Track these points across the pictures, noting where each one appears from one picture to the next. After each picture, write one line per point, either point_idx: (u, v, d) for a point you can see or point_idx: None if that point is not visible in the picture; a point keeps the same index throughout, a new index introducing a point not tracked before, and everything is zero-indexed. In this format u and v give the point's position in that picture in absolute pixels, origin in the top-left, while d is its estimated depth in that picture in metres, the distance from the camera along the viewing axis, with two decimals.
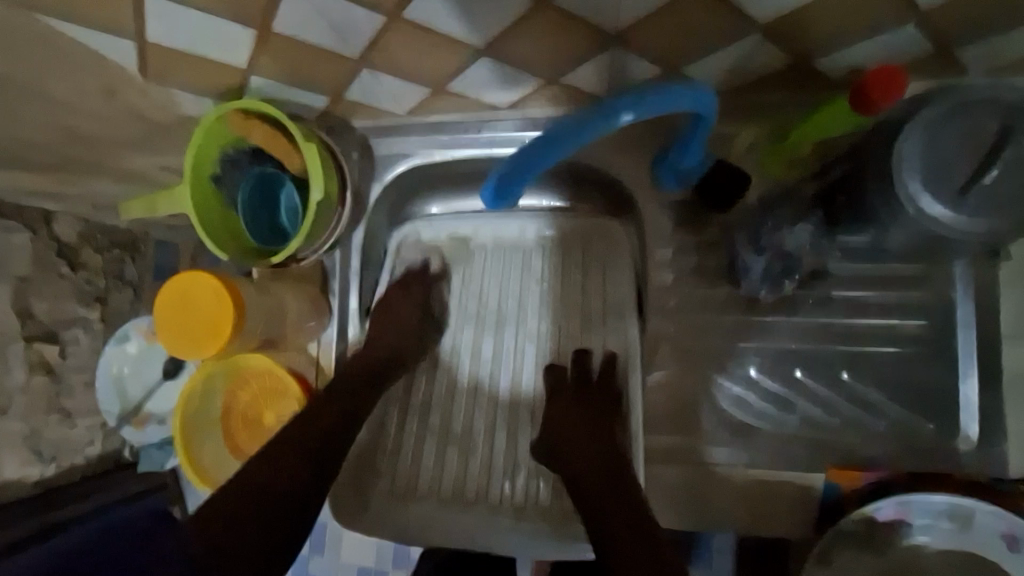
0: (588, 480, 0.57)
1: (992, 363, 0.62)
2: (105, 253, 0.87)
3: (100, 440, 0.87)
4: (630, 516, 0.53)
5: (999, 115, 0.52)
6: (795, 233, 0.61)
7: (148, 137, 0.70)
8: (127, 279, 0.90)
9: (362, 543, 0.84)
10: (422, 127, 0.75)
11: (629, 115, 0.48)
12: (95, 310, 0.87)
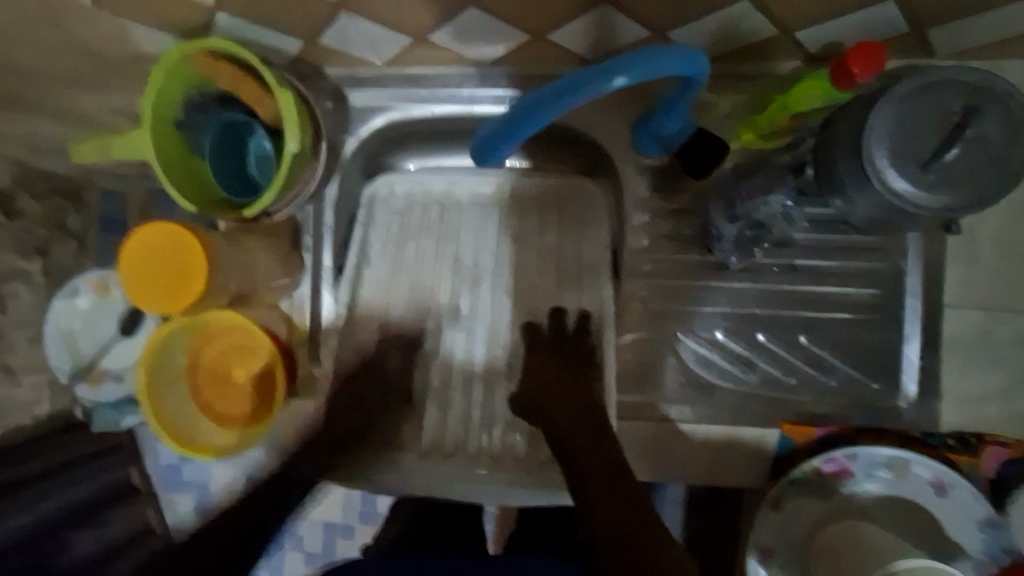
0: (567, 428, 0.60)
1: (932, 328, 0.67)
2: (45, 201, 0.82)
3: (48, 399, 0.85)
4: (608, 464, 0.56)
5: (962, 96, 0.55)
6: (768, 203, 0.63)
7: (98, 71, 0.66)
8: (70, 230, 0.86)
9: (329, 500, 0.90)
10: (399, 79, 0.72)
11: (623, 77, 0.48)
12: (36, 262, 0.83)
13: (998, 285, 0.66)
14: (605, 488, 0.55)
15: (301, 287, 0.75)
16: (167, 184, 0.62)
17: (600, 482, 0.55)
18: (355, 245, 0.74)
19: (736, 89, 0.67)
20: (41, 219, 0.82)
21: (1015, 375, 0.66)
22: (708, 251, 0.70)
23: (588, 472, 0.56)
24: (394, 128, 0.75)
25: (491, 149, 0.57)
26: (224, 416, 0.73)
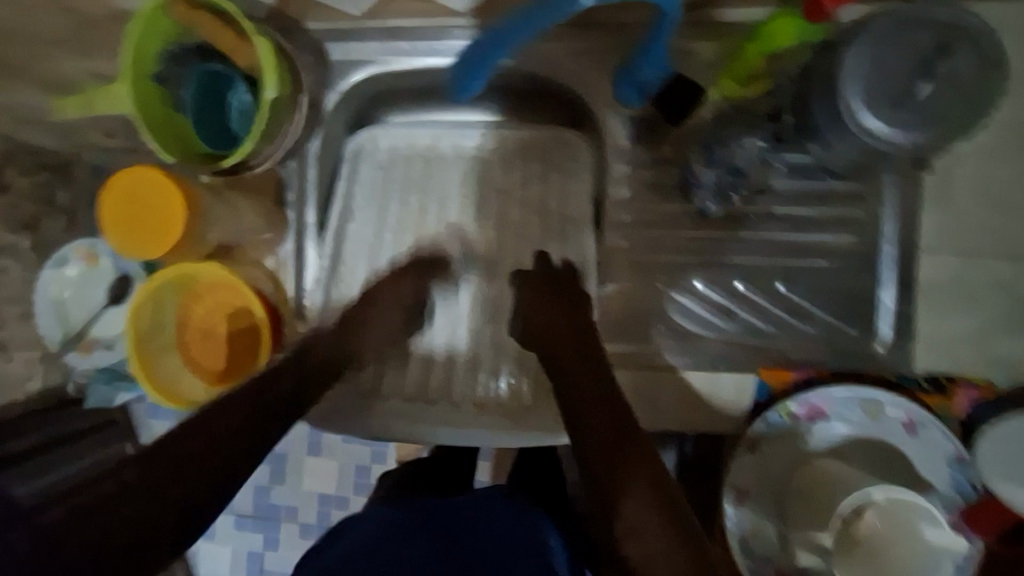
0: (555, 347, 0.60)
1: (907, 273, 0.68)
2: (32, 175, 0.82)
3: (40, 374, 0.86)
4: (601, 385, 0.55)
5: (933, 33, 0.55)
6: (745, 148, 0.64)
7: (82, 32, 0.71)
8: (58, 205, 0.86)
9: (324, 472, 0.92)
10: (380, 33, 0.73)
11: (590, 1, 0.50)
12: (25, 237, 0.84)
13: (974, 230, 0.67)
14: (591, 402, 0.53)
15: (286, 243, 0.76)
16: (143, 130, 0.63)
17: (581, 394, 0.54)
18: (339, 201, 0.76)
19: (717, 36, 0.67)
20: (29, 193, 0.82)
21: (989, 317, 0.67)
22: (688, 200, 0.71)
23: (573, 386, 0.55)
24: (377, 85, 0.76)
25: (467, 75, 0.60)
26: (211, 372, 0.74)
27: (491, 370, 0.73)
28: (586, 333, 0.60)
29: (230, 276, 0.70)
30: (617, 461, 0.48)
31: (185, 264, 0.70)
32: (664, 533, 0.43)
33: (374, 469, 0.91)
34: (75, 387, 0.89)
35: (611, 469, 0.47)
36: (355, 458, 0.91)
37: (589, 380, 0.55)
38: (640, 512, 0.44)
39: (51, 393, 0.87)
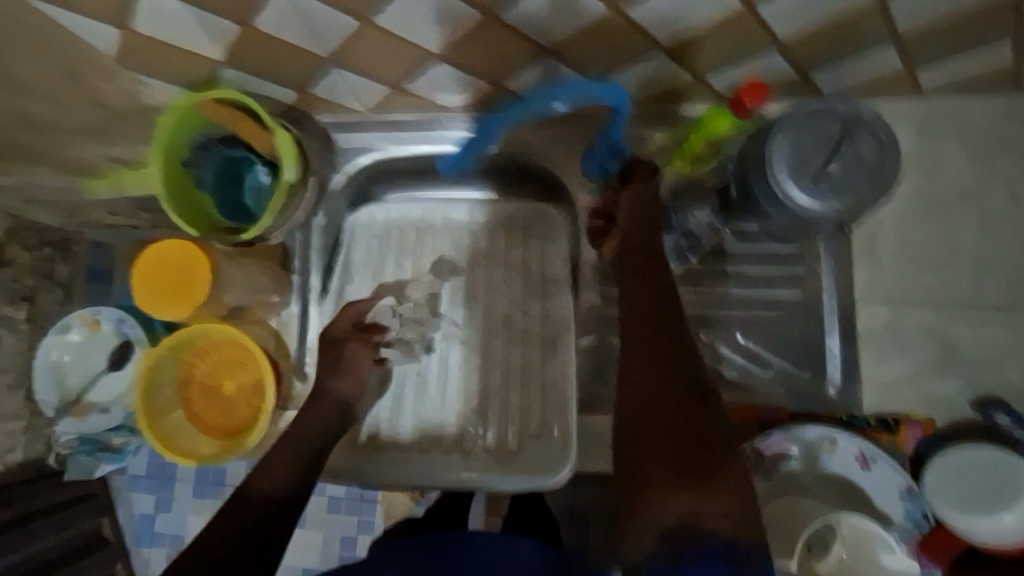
0: (640, 302, 0.61)
1: (847, 322, 0.77)
2: (34, 251, 0.96)
3: (20, 447, 0.94)
4: (653, 297, 0.61)
5: (839, 123, 0.67)
6: (696, 216, 0.77)
7: (106, 122, 0.80)
8: (57, 278, 1.00)
9: (308, 543, 0.94)
10: (380, 124, 0.84)
11: (558, 103, 0.68)
12: (22, 309, 0.95)
13: (903, 282, 0.77)
14: (666, 360, 0.55)
15: (290, 306, 0.83)
16: (170, 209, 0.71)
17: (647, 356, 0.56)
18: (342, 266, 0.86)
19: (670, 124, 0.79)
20: (30, 268, 0.96)
21: (923, 360, 0.75)
22: None
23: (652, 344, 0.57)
24: (377, 166, 0.86)
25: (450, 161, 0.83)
26: (214, 427, 0.79)
27: (480, 420, 0.78)
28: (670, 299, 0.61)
29: (239, 333, 0.77)
30: (666, 431, 0.51)
31: (200, 324, 0.77)
32: (699, 501, 0.48)
33: (361, 539, 0.93)
34: (57, 460, 0.98)
35: (645, 430, 0.52)
36: (343, 528, 0.93)
37: (644, 288, 0.62)
38: (658, 470, 0.50)
39: (30, 465, 0.96)
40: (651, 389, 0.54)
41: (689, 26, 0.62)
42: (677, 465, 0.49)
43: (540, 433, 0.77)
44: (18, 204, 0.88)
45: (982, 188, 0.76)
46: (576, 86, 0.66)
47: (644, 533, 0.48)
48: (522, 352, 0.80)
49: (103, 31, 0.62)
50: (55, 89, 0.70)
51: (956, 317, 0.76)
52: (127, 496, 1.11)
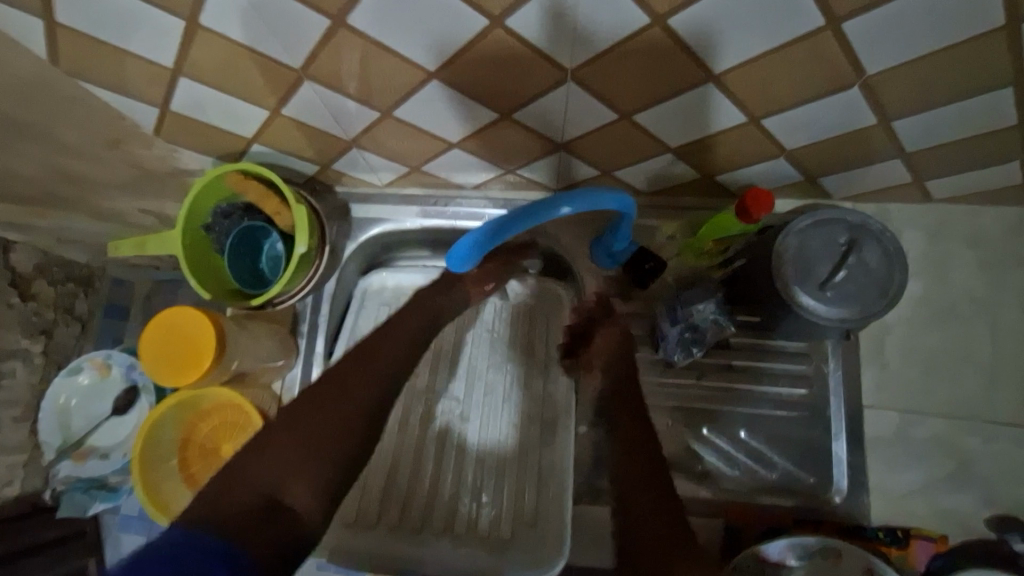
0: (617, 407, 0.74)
1: (854, 426, 0.75)
2: (58, 286, 1.07)
3: (18, 480, 1.00)
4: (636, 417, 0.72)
5: (847, 231, 0.68)
6: (703, 309, 0.73)
7: (138, 181, 0.85)
8: (76, 313, 1.11)
9: None
10: (396, 198, 0.87)
11: (569, 208, 0.60)
12: (38, 342, 1.04)
13: (914, 390, 0.75)
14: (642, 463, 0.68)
15: (294, 369, 0.85)
16: (187, 274, 0.74)
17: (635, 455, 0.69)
18: (348, 332, 0.87)
19: (677, 216, 0.81)
20: (52, 303, 1.06)
21: (933, 474, 0.73)
22: (656, 349, 0.80)
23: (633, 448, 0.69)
24: (391, 237, 0.89)
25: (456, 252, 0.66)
26: None
27: (476, 498, 0.76)
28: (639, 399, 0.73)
29: (239, 397, 0.77)
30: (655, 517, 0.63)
31: (203, 386, 0.78)
32: None
33: None
34: (51, 495, 1.03)
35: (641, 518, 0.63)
36: None
37: (622, 410, 0.73)
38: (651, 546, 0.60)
39: (24, 500, 1.01)
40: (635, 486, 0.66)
41: (696, 133, 0.64)
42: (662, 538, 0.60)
43: (534, 522, 0.74)
44: (49, 243, 0.99)
45: (993, 298, 0.75)
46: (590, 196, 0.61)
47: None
48: (521, 434, 0.79)
49: (142, 109, 0.66)
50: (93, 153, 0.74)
51: (967, 429, 0.73)
52: (116, 536, 1.09)
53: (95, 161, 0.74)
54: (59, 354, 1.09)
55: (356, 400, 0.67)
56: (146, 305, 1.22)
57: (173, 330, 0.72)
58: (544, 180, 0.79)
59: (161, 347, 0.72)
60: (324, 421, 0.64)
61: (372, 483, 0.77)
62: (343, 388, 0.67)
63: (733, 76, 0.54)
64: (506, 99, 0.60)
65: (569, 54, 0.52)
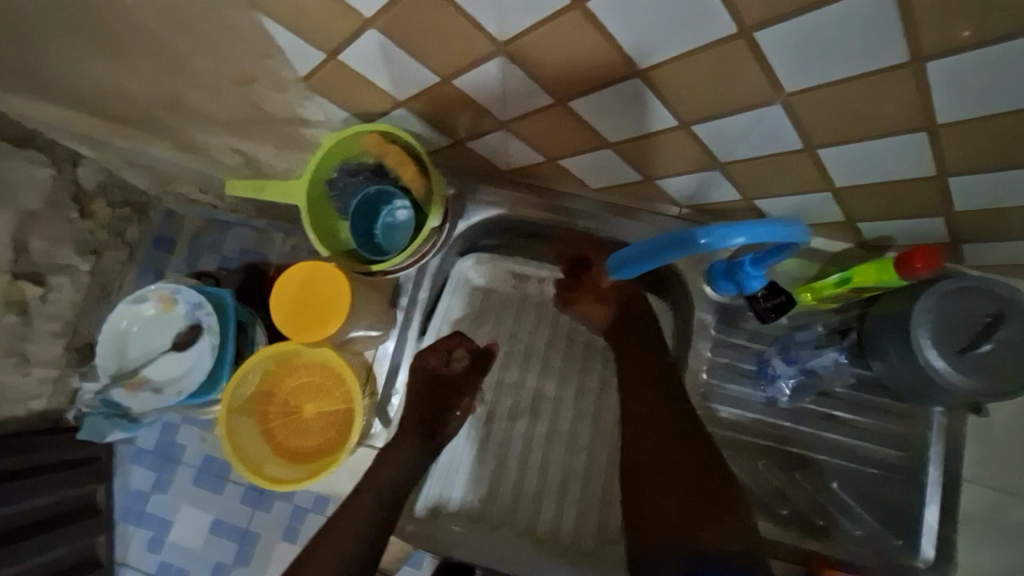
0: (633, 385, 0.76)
1: (951, 500, 0.73)
2: (115, 208, 1.17)
3: (46, 395, 1.06)
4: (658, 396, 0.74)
5: (995, 303, 0.65)
6: (822, 356, 0.76)
7: (249, 124, 0.82)
8: (126, 239, 1.20)
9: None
10: (514, 186, 0.85)
11: (704, 239, 0.57)
12: (88, 261, 1.12)
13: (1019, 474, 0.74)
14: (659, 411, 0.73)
15: (386, 342, 0.85)
16: (308, 226, 0.73)
17: (653, 429, 0.72)
18: (440, 315, 0.89)
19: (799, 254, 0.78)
20: (106, 225, 1.16)
21: None
22: (759, 387, 0.80)
23: (642, 399, 0.74)
24: (497, 222, 0.87)
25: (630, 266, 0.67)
26: (287, 449, 0.82)
27: (557, 504, 0.81)
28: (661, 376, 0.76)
29: (337, 359, 0.78)
30: (667, 466, 0.69)
31: (296, 346, 0.80)
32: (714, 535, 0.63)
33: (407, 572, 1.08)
34: (74, 417, 1.10)
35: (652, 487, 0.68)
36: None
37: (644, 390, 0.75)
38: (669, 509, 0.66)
39: (50, 416, 1.08)
40: (654, 460, 0.70)
41: (868, 178, 0.61)
42: (683, 506, 0.66)
43: (615, 539, 0.79)
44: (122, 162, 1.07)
45: None
46: (754, 229, 0.55)
47: (648, 535, 0.66)
48: (606, 444, 0.84)
49: (304, 51, 0.62)
50: (221, 88, 0.72)
51: None
52: (127, 469, 1.20)
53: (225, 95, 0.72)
54: (103, 276, 1.16)
55: (371, 495, 0.75)
56: (198, 242, 1.25)
57: (312, 293, 0.75)
58: (676, 197, 0.77)
59: (303, 273, 0.75)
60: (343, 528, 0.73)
61: (472, 469, 0.84)
62: (358, 495, 0.76)
63: (953, 130, 0.50)
64: (698, 108, 0.57)
65: (797, 78, 0.50)
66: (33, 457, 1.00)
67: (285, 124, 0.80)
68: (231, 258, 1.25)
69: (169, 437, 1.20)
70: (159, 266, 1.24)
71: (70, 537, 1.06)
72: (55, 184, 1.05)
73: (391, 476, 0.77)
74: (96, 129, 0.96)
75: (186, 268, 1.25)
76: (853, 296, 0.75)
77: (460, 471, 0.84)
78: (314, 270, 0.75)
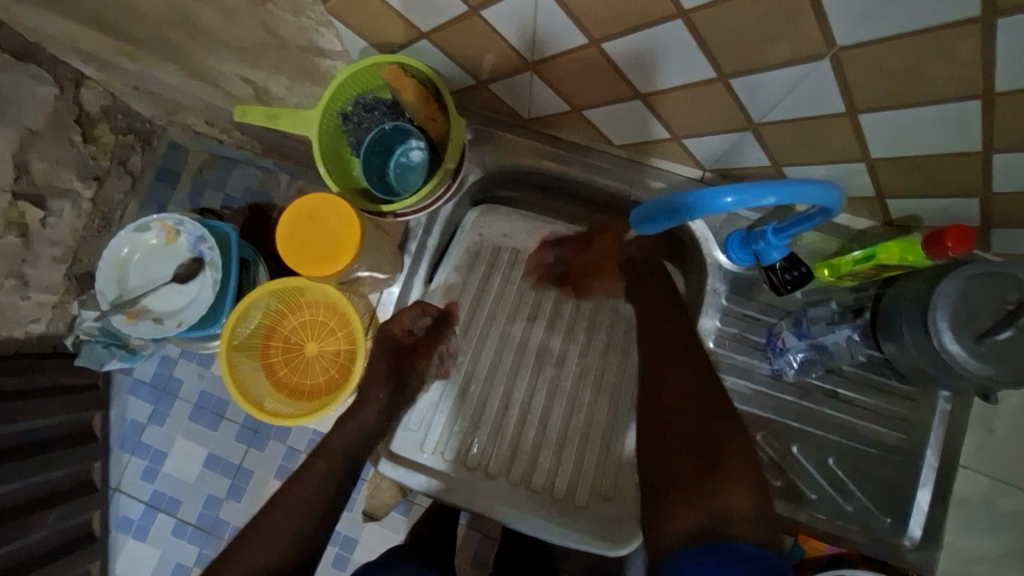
0: (662, 364, 0.70)
1: (944, 483, 0.75)
2: (119, 136, 1.13)
3: (44, 320, 1.05)
4: (687, 365, 0.69)
5: (1018, 290, 0.64)
6: (834, 333, 0.74)
7: (261, 51, 0.78)
8: (129, 168, 1.17)
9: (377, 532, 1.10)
10: (533, 136, 0.82)
11: (732, 198, 0.55)
12: (89, 187, 1.08)
13: (1013, 462, 0.74)
14: (675, 374, 0.68)
15: (392, 286, 0.84)
16: (319, 159, 0.71)
17: (671, 401, 0.67)
18: (449, 262, 0.89)
19: (820, 228, 0.77)
20: (110, 151, 1.12)
21: (1008, 546, 0.74)
22: (767, 359, 0.79)
23: (664, 363, 0.70)
24: (512, 171, 0.84)
25: (647, 224, 0.66)
26: (287, 385, 0.81)
27: (554, 458, 0.82)
28: (697, 355, 0.70)
29: (339, 295, 0.77)
30: (686, 432, 0.64)
31: (302, 283, 0.79)
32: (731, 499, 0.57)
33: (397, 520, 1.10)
34: (72, 343, 1.09)
35: (664, 468, 0.63)
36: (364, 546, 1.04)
37: (672, 362, 0.69)
38: (680, 482, 0.61)
39: (46, 340, 1.07)
40: (665, 439, 0.65)
41: (909, 150, 0.58)
42: (695, 470, 0.60)
43: (609, 496, 0.80)
44: (128, 85, 1.03)
45: None
46: (787, 187, 0.53)
47: (672, 516, 0.59)
48: (606, 404, 0.85)
49: None
50: (233, 8, 0.68)
51: None
52: (124, 399, 1.20)
53: (238, 15, 0.68)
54: (104, 205, 1.14)
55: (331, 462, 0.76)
56: (202, 176, 1.22)
57: (320, 230, 0.72)
58: (700, 159, 0.74)
59: (314, 206, 0.73)
60: (298, 496, 0.72)
61: (472, 420, 0.84)
62: (316, 465, 0.75)
63: (1011, 99, 0.47)
64: (738, 59, 0.54)
65: (852, 31, 0.47)
66: (30, 379, 1.00)
67: (298, 52, 0.76)
68: (236, 196, 1.22)
69: (167, 370, 1.20)
70: (164, 199, 1.20)
71: (67, 460, 1.07)
72: (57, 104, 1.01)
73: (352, 442, 0.77)
74: (100, 47, 0.92)
75: (189, 204, 1.23)
76: (873, 275, 0.73)
77: (456, 420, 0.84)
78: (324, 203, 0.72)
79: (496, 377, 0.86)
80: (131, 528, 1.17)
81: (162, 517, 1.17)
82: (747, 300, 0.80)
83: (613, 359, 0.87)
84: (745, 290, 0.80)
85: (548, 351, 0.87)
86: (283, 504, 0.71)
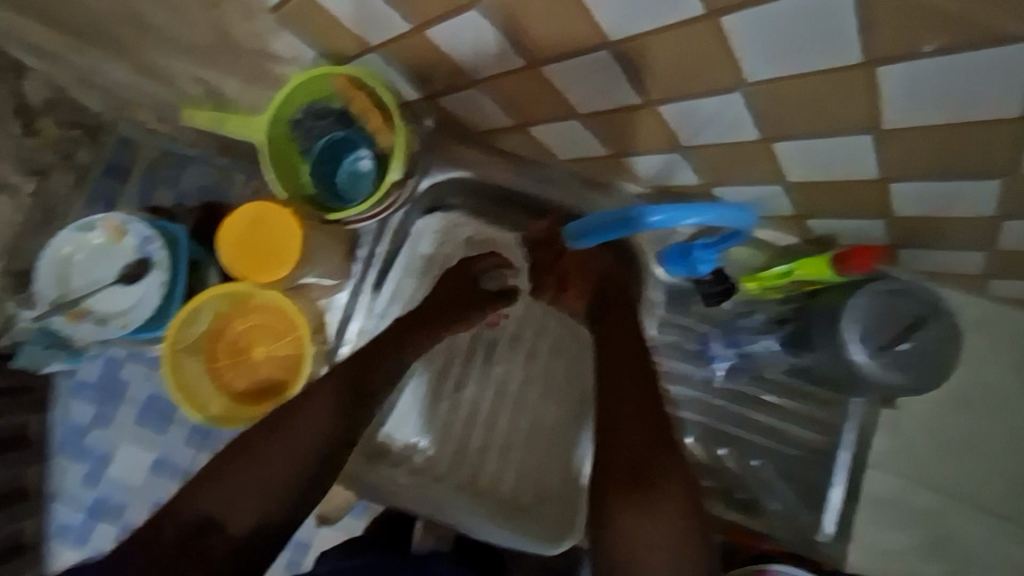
0: (614, 373, 0.72)
1: (856, 482, 0.81)
2: (65, 129, 1.10)
3: None
4: (637, 375, 0.71)
5: (918, 305, 0.70)
6: (756, 342, 0.81)
7: (213, 53, 0.78)
8: (75, 161, 1.12)
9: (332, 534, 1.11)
10: (484, 147, 0.85)
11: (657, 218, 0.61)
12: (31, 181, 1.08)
13: (916, 461, 0.81)
14: (625, 381, 0.71)
15: (341, 293, 0.87)
16: (267, 166, 0.74)
17: (621, 410, 0.69)
18: (398, 270, 0.87)
19: (750, 243, 0.82)
20: (55, 144, 1.09)
21: (912, 538, 0.81)
22: (699, 365, 0.85)
23: (616, 368, 0.72)
24: (463, 180, 0.86)
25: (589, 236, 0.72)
26: (233, 388, 0.82)
27: (497, 460, 0.85)
28: (646, 364, 0.73)
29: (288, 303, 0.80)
30: (629, 442, 0.67)
31: (250, 289, 0.80)
32: (667, 513, 0.64)
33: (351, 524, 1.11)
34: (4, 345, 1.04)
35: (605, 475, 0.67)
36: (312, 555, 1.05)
37: (624, 369, 0.72)
38: (620, 493, 0.65)
39: None
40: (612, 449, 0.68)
41: (819, 174, 0.63)
42: (632, 482, 0.65)
43: (550, 496, 0.84)
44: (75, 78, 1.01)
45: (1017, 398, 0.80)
46: (708, 210, 0.59)
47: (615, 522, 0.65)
48: (550, 409, 0.87)
49: None
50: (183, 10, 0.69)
51: (951, 508, 0.80)
52: (65, 401, 1.16)
53: (188, 18, 0.69)
54: (48, 200, 1.11)
55: (317, 425, 0.71)
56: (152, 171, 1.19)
57: (261, 239, 0.74)
58: (640, 175, 0.78)
59: (251, 216, 0.74)
60: (272, 457, 0.68)
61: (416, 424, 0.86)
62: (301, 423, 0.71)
63: (897, 135, 0.53)
64: (664, 86, 0.58)
65: (760, 69, 0.51)
66: None
67: (250, 56, 0.77)
68: (191, 194, 1.15)
69: (113, 371, 1.16)
70: (113, 196, 1.14)
71: None
72: None
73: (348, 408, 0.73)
74: (46, 40, 0.91)
75: None
76: (795, 289, 0.79)
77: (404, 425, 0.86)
78: (263, 212, 0.74)
79: (443, 383, 0.88)
80: (69, 534, 1.14)
81: (105, 521, 1.14)
82: (683, 309, 0.85)
83: (561, 368, 0.88)
84: (680, 299, 0.84)
85: (494, 358, 0.89)
86: (259, 463, 0.67)
